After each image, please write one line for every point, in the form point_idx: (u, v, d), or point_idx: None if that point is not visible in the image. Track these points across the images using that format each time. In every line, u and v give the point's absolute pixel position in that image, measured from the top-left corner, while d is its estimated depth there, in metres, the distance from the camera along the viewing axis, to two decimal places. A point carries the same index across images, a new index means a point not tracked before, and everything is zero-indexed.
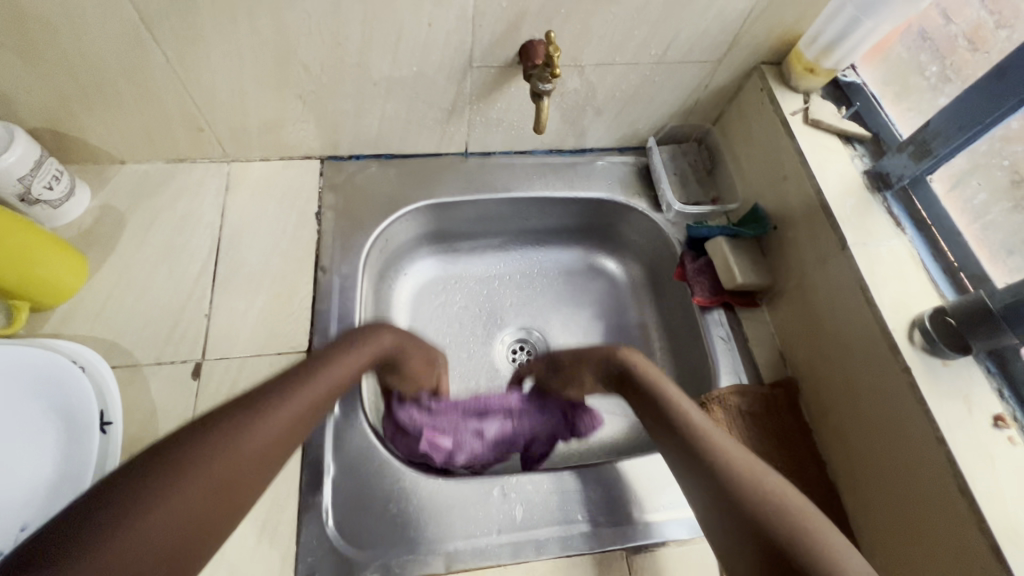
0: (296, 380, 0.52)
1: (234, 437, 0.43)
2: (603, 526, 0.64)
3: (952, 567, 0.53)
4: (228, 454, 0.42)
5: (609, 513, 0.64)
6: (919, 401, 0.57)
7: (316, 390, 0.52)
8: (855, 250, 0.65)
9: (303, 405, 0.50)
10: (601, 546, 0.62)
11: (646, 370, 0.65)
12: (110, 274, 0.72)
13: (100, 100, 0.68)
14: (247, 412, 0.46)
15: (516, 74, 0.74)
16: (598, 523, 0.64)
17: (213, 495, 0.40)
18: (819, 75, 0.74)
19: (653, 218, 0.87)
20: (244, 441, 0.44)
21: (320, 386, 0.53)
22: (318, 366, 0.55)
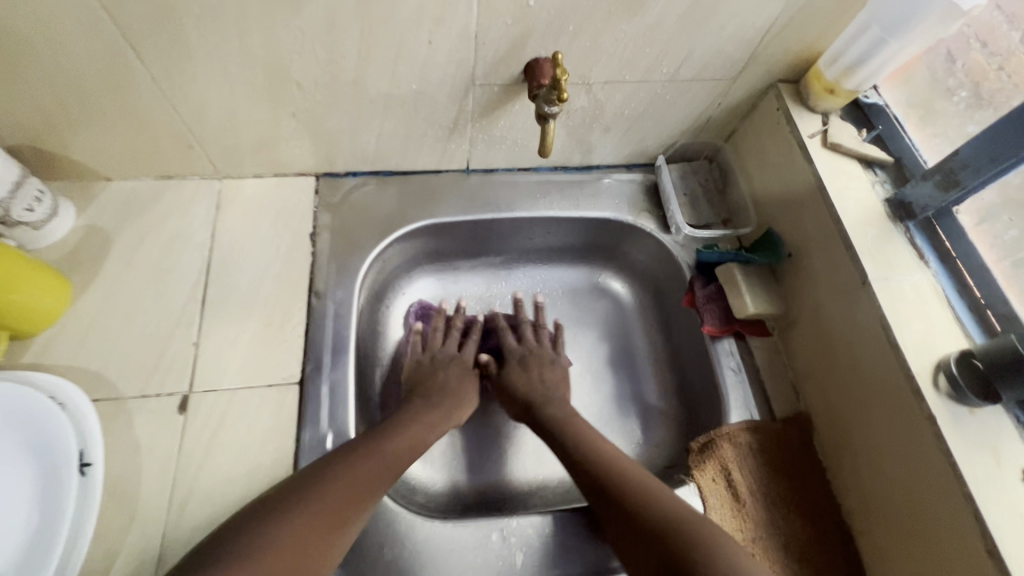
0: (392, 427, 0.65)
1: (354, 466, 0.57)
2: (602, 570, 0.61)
3: None
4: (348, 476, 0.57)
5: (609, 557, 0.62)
6: (945, 453, 0.53)
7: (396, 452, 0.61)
8: (876, 285, 0.62)
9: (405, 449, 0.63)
10: None
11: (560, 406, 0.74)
12: (95, 299, 0.69)
13: (83, 119, 0.65)
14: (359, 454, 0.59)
15: (520, 92, 0.70)
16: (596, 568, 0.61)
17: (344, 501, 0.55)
18: (838, 96, 0.70)
19: (661, 240, 0.84)
20: (346, 480, 0.56)
21: (421, 433, 0.67)
22: (416, 415, 0.69)
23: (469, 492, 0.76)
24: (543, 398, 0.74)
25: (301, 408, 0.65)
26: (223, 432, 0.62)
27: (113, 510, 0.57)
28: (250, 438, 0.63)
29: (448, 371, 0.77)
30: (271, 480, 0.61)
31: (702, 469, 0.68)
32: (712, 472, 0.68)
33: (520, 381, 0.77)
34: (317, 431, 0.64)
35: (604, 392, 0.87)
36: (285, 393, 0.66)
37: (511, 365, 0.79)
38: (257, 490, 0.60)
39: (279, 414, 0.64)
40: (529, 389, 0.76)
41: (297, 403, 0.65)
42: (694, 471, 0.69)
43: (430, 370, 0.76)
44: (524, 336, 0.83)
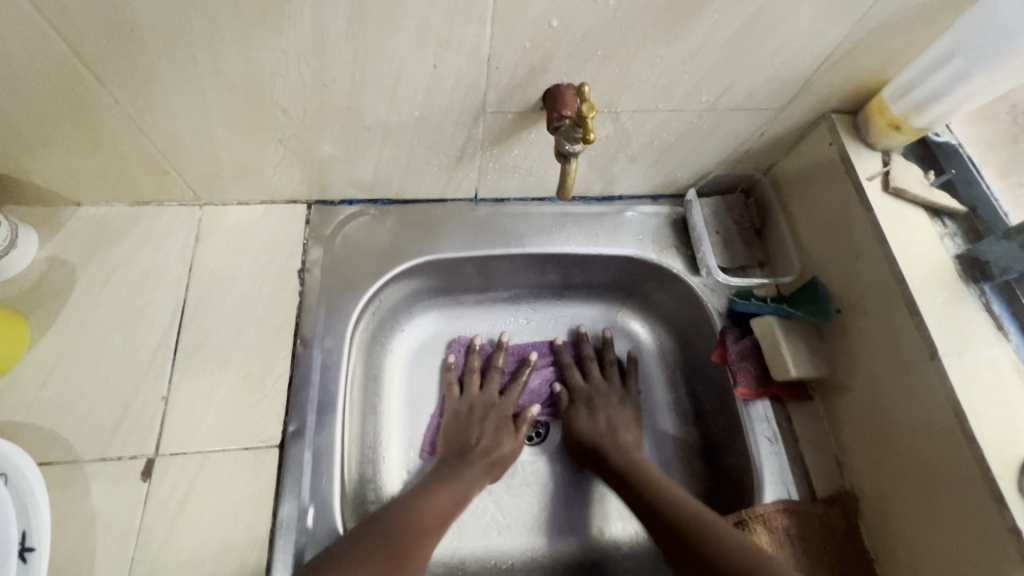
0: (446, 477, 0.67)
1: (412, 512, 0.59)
2: None
3: None
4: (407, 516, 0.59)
5: None
6: None
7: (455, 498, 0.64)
8: (947, 361, 0.53)
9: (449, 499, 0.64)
10: None
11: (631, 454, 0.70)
12: (55, 343, 0.61)
13: (43, 143, 0.57)
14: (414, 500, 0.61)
15: (538, 120, 0.61)
16: None
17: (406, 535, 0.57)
18: (905, 134, 0.61)
19: (690, 283, 0.75)
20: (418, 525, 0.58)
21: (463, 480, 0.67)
22: (460, 462, 0.69)
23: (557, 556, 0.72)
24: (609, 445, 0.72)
25: (279, 477, 0.58)
26: (190, 504, 0.55)
27: None
28: (221, 512, 0.55)
29: (487, 424, 0.75)
30: (243, 562, 0.54)
31: None
32: None
33: (588, 427, 0.75)
34: (298, 504, 0.57)
35: None
36: (263, 458, 0.58)
37: (578, 407, 0.78)
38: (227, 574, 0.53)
39: (254, 484, 0.57)
40: (598, 436, 0.74)
41: (276, 470, 0.58)
42: None
43: (466, 423, 0.75)
44: (591, 373, 0.80)
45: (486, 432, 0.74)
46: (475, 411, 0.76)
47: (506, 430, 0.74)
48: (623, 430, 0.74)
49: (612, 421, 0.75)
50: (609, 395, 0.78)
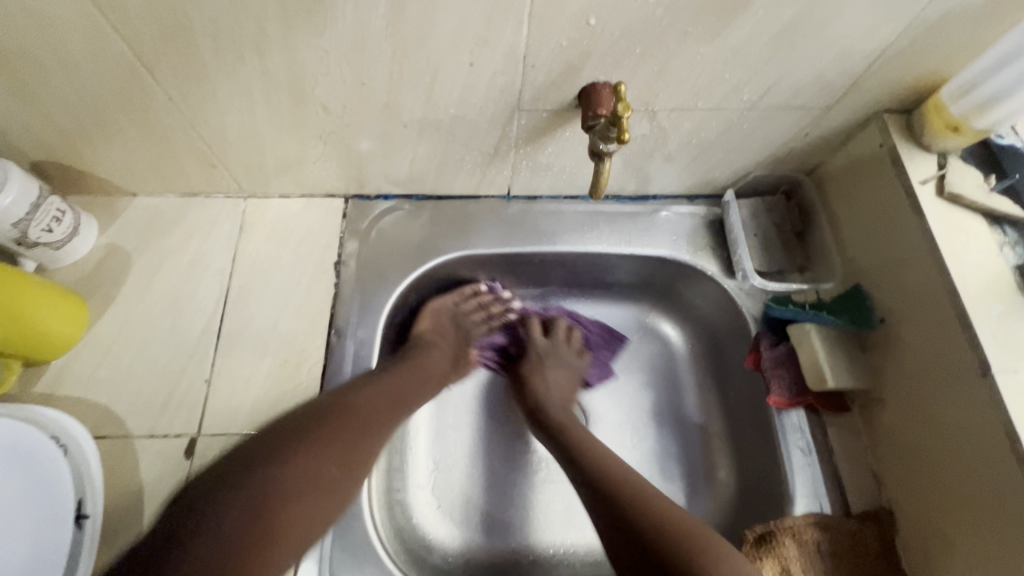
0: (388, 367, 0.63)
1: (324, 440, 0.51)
2: None
3: None
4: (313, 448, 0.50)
5: None
6: None
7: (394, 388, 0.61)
8: (1000, 379, 0.50)
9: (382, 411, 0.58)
10: None
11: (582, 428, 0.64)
12: (111, 324, 0.65)
13: (103, 136, 0.61)
14: (328, 417, 0.54)
15: (572, 118, 0.61)
16: None
17: (318, 468, 0.50)
18: (964, 135, 0.57)
19: (724, 285, 0.73)
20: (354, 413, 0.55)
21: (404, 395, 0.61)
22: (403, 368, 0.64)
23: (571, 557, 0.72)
24: (553, 403, 0.70)
25: None
26: None
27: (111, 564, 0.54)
28: None
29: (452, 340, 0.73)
30: None
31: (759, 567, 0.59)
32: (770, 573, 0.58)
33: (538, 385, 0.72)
34: None
35: (645, 449, 0.78)
36: None
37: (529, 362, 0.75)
38: None
39: None
40: (547, 395, 0.71)
41: None
42: None
43: (444, 331, 0.73)
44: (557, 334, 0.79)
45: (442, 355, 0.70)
46: (444, 326, 0.74)
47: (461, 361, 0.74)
48: (564, 392, 0.72)
49: (554, 385, 0.73)
50: (568, 361, 0.77)
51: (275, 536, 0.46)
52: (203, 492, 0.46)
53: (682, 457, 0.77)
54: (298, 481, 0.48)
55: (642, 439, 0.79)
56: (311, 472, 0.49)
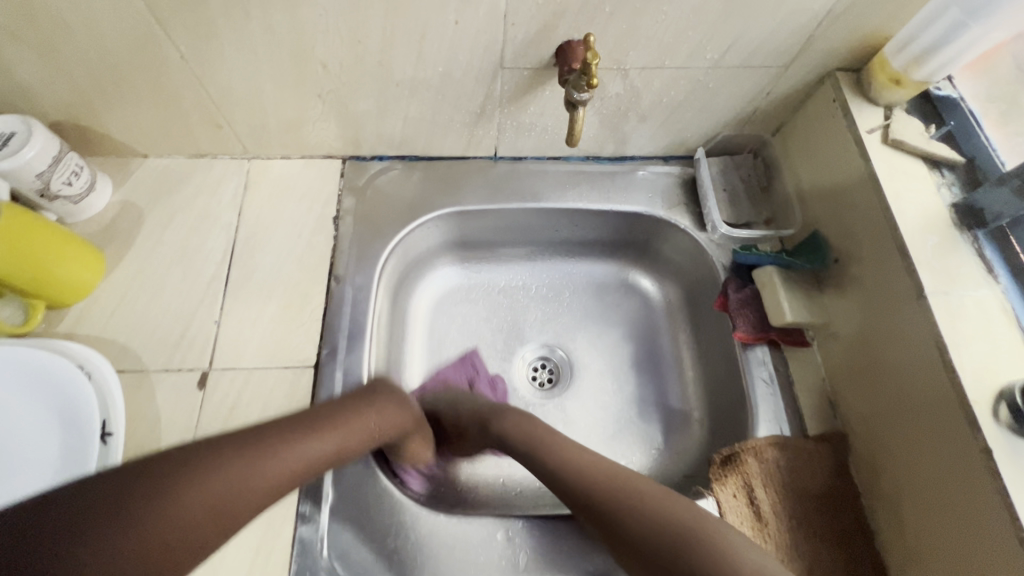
0: (320, 423, 0.52)
1: (256, 462, 0.45)
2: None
3: None
4: (241, 476, 0.44)
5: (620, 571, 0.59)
6: (1000, 494, 0.48)
7: (300, 460, 0.48)
8: (932, 300, 0.56)
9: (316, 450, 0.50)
10: None
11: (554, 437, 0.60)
12: (126, 272, 0.71)
13: (118, 96, 0.66)
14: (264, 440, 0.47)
15: (551, 76, 0.67)
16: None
17: (237, 497, 0.43)
18: (906, 88, 0.63)
19: (696, 237, 0.79)
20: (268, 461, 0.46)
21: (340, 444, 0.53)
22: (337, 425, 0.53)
23: None
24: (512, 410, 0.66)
25: (315, 391, 0.65)
26: (239, 409, 0.63)
27: None
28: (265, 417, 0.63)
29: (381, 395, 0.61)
30: None
31: (724, 482, 0.64)
32: (733, 488, 0.64)
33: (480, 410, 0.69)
34: None
35: (624, 393, 0.84)
36: (301, 376, 0.66)
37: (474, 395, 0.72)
38: None
39: (293, 397, 0.65)
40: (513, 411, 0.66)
41: (311, 386, 0.66)
42: (714, 483, 0.65)
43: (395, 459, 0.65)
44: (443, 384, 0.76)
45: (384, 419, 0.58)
46: (399, 390, 0.63)
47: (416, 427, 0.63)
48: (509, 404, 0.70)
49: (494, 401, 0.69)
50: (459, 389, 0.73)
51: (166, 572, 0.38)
52: (118, 486, 0.38)
53: (658, 399, 0.83)
54: (175, 532, 0.39)
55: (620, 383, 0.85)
56: (252, 486, 0.44)
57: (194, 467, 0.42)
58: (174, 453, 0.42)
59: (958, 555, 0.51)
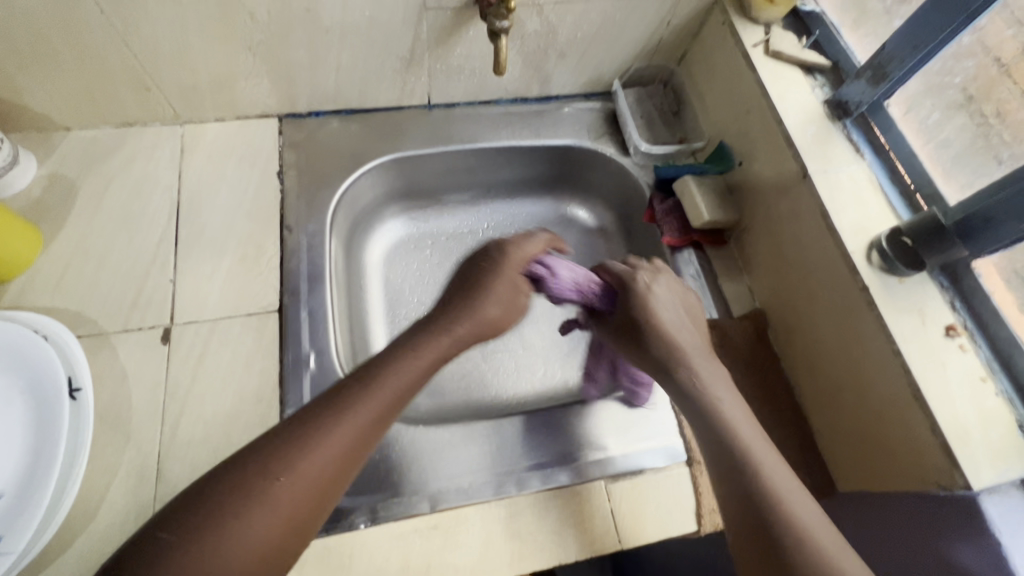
0: (349, 395, 0.48)
1: (277, 468, 0.43)
2: (560, 469, 0.65)
3: (899, 460, 0.58)
4: (232, 531, 0.40)
5: (554, 457, 0.66)
6: (877, 318, 0.59)
7: (326, 449, 0.45)
8: (815, 178, 0.66)
9: (303, 487, 0.43)
10: (559, 486, 0.63)
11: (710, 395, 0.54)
12: (67, 243, 0.69)
13: (35, 60, 0.64)
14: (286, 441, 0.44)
15: (474, 15, 0.71)
16: (552, 466, 0.65)
17: (300, 489, 0.43)
18: (777, 5, 0.73)
19: (621, 162, 0.87)
20: (287, 475, 0.43)
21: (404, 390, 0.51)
22: (382, 410, 0.49)
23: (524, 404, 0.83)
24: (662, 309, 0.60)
25: (282, 333, 0.68)
26: (208, 357, 0.65)
27: (107, 435, 0.60)
28: (236, 362, 0.65)
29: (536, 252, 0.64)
30: (260, 397, 0.64)
31: None
32: None
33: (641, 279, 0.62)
34: (299, 352, 0.67)
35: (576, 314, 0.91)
36: (265, 320, 0.68)
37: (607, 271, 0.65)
38: (246, 409, 0.63)
39: (261, 340, 0.67)
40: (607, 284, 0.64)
41: (278, 328, 0.68)
42: None
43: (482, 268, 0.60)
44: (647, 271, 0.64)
45: (439, 344, 0.54)
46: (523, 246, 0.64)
47: (513, 285, 0.60)
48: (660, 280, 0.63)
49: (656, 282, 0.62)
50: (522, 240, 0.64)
51: (213, 527, 0.40)
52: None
53: None
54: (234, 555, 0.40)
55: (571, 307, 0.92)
56: (257, 519, 0.41)
57: (247, 476, 0.42)
58: (181, 501, 0.42)
59: (889, 476, 0.59)
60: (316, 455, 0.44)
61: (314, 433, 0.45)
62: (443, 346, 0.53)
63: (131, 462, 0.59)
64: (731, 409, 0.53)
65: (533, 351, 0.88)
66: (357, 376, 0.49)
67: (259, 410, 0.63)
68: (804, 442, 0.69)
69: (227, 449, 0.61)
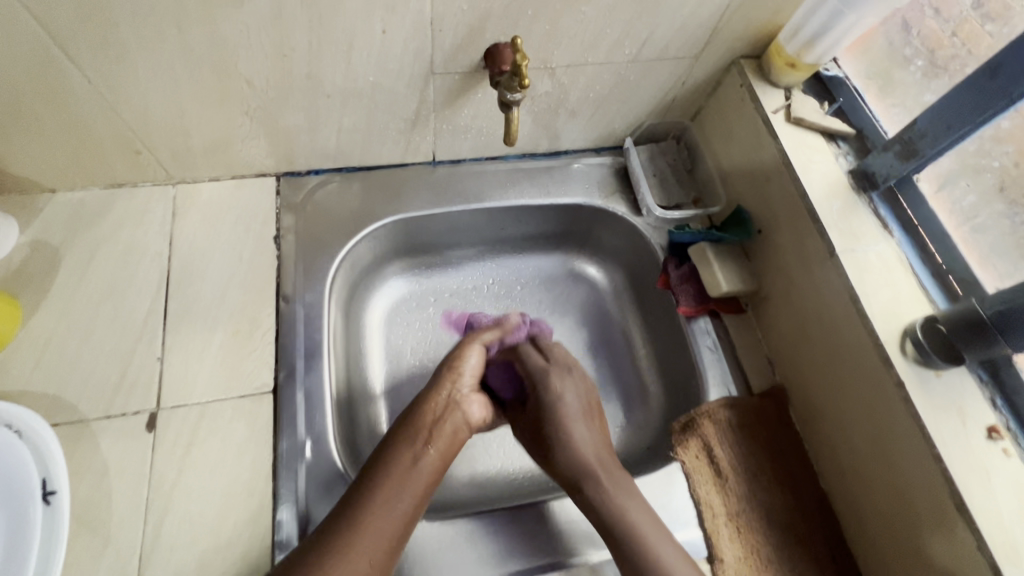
0: (387, 469, 0.58)
1: (350, 533, 0.53)
2: (584, 563, 0.61)
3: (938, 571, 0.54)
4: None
5: (576, 550, 0.62)
6: (913, 416, 0.55)
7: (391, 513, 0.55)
8: (843, 257, 0.62)
9: (373, 553, 0.53)
10: None
11: (597, 474, 0.62)
12: (48, 318, 0.65)
13: (17, 129, 0.60)
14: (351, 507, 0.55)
15: (482, 79, 0.68)
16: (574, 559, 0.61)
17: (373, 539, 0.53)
18: (799, 70, 0.70)
19: (633, 222, 0.84)
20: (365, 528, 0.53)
21: (418, 449, 0.60)
22: (410, 475, 0.58)
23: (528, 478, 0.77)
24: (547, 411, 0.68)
25: (276, 418, 0.63)
26: (196, 447, 0.60)
27: (84, 538, 0.55)
28: (226, 451, 0.61)
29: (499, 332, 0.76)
30: (251, 491, 0.59)
31: (686, 447, 0.69)
32: (694, 451, 0.68)
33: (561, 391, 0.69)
34: (295, 439, 0.63)
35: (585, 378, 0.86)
36: (259, 402, 0.64)
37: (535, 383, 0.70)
38: (237, 504, 0.59)
39: (254, 425, 0.62)
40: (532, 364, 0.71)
41: (271, 412, 0.63)
42: (678, 449, 0.69)
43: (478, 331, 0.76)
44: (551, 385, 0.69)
45: (439, 395, 0.66)
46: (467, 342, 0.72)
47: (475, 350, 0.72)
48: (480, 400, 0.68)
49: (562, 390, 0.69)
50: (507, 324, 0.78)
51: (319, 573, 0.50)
52: None
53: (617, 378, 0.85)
54: None
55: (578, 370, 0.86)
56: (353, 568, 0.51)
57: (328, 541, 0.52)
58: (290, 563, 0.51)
59: None
60: (372, 522, 0.54)
61: (361, 512, 0.54)
62: (444, 393, 0.66)
63: (109, 570, 0.54)
64: (619, 496, 0.61)
65: None
66: (376, 460, 0.59)
67: (250, 506, 0.59)
68: (831, 536, 0.64)
69: (215, 552, 0.56)
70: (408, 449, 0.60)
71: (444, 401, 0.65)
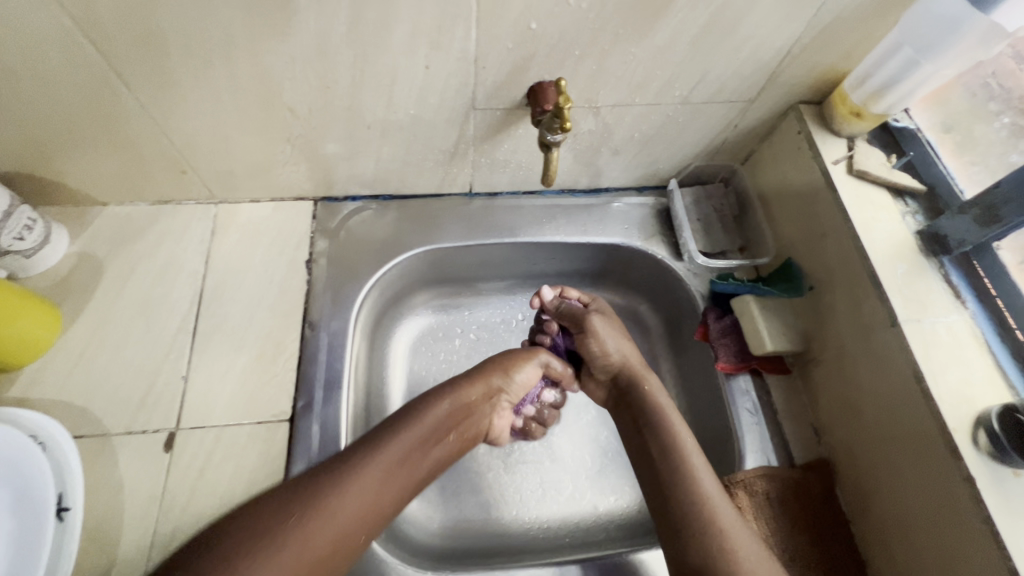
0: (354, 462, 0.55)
1: (331, 503, 0.52)
2: None
3: None
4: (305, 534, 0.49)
5: None
6: (984, 519, 0.48)
7: (363, 500, 0.53)
8: (906, 328, 0.57)
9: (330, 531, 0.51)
10: None
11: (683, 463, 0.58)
12: (85, 328, 0.67)
13: (73, 145, 0.62)
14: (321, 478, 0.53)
15: (524, 115, 0.67)
16: None
17: (341, 511, 0.52)
18: (866, 120, 0.66)
19: (674, 267, 0.80)
20: (342, 497, 0.52)
21: (406, 454, 0.58)
22: (386, 476, 0.55)
23: (542, 531, 0.73)
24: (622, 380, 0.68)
25: (290, 447, 0.62)
26: (208, 472, 0.60)
27: (92, 556, 0.55)
28: (237, 479, 0.60)
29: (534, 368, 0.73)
30: None
31: None
32: None
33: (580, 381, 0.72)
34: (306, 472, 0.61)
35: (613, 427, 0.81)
36: (275, 430, 0.63)
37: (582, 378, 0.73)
38: None
39: (266, 455, 0.62)
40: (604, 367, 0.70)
41: (287, 441, 0.62)
42: None
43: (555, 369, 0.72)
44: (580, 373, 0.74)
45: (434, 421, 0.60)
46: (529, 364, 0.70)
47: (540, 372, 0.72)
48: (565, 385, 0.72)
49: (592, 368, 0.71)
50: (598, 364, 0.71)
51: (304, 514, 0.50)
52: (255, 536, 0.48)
53: None
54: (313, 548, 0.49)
55: (604, 417, 0.82)
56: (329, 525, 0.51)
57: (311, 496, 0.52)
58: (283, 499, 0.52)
59: None
60: (289, 542, 0.49)
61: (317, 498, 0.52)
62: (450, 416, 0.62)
63: None
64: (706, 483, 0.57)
65: (556, 466, 0.78)
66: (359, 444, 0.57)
67: None
68: None
69: None
70: (398, 454, 0.57)
71: (450, 416, 0.62)
